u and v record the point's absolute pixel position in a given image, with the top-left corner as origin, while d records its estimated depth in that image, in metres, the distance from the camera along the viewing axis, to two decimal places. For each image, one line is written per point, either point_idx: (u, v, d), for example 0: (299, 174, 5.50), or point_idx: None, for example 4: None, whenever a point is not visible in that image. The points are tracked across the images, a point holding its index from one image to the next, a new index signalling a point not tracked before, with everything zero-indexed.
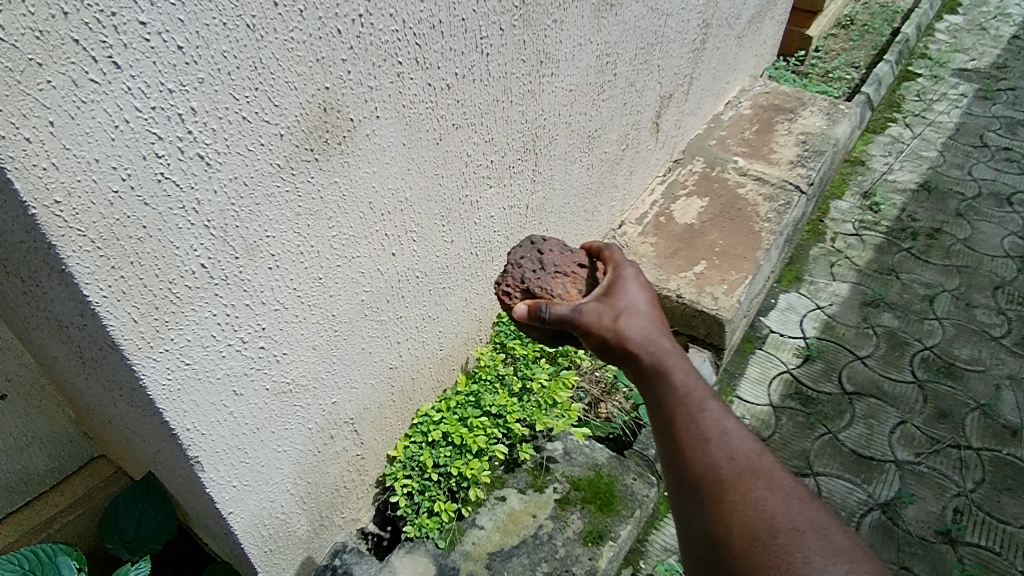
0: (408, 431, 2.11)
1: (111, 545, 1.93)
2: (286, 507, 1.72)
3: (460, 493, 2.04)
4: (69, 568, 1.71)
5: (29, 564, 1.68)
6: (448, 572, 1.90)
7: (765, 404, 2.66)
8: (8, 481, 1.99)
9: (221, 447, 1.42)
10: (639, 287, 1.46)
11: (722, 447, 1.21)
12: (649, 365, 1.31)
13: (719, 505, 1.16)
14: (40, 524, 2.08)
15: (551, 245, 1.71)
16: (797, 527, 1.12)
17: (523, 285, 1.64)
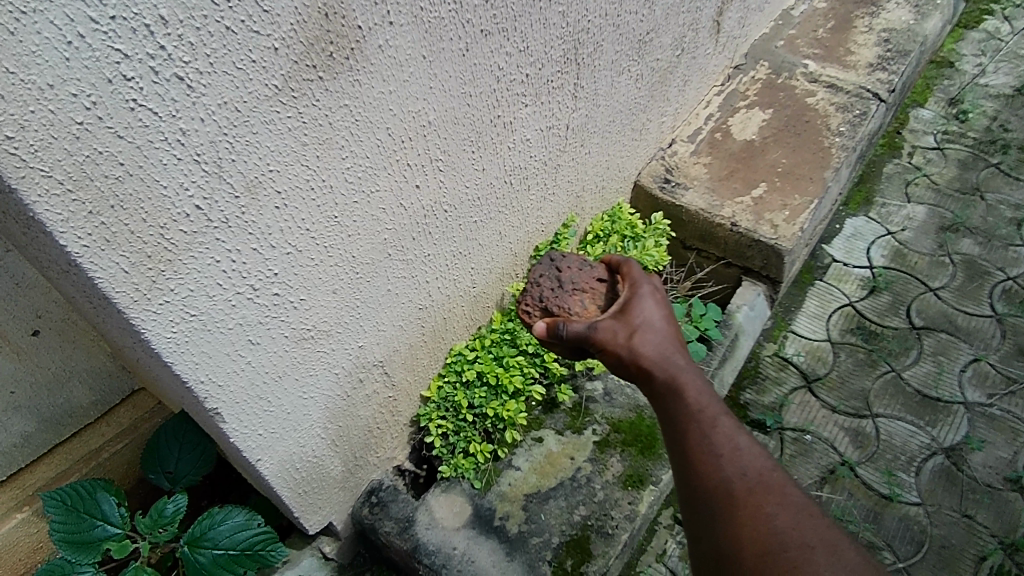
0: (442, 371, 2.04)
1: (153, 475, 1.96)
2: (318, 450, 1.67)
3: (496, 434, 2.00)
4: (108, 502, 1.77)
5: (70, 500, 1.72)
6: (484, 512, 1.88)
7: (823, 340, 2.47)
8: (51, 413, 2.00)
9: (242, 397, 1.34)
10: (656, 303, 1.42)
11: (734, 464, 1.21)
12: (663, 382, 1.29)
13: (731, 519, 1.17)
14: (89, 453, 2.13)
15: (571, 260, 1.74)
16: (808, 544, 1.13)
17: (542, 304, 1.69)
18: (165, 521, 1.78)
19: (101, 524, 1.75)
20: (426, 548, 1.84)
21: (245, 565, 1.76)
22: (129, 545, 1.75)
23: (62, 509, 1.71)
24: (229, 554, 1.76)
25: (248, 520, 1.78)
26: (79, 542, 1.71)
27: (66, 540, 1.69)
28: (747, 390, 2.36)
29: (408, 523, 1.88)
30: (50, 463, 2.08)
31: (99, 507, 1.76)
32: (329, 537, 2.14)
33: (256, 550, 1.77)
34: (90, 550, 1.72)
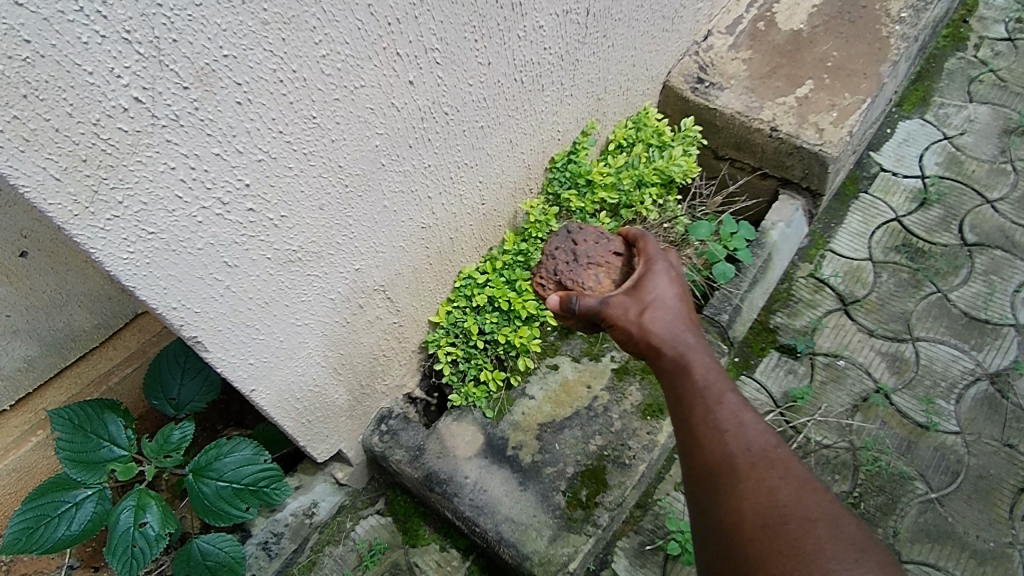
0: (450, 296, 1.89)
1: (156, 401, 1.85)
2: (319, 379, 1.56)
3: (509, 361, 1.90)
4: (115, 425, 1.69)
5: (77, 418, 1.64)
6: (497, 442, 1.81)
7: (864, 259, 2.29)
8: (53, 337, 1.90)
9: (224, 325, 1.18)
10: (670, 280, 1.35)
11: (738, 439, 1.13)
12: (670, 360, 1.22)
13: (730, 494, 1.09)
14: (97, 378, 2.08)
15: (588, 232, 1.60)
16: (809, 516, 1.05)
17: (557, 277, 1.59)
18: (171, 447, 1.68)
19: (107, 446, 1.67)
20: (438, 477, 1.77)
21: (248, 500, 1.71)
22: (135, 467, 1.66)
23: (68, 426, 1.63)
24: (233, 487, 1.70)
25: (255, 455, 1.72)
26: (85, 461, 1.63)
27: (72, 458, 1.62)
28: (778, 313, 2.23)
29: (418, 451, 1.81)
30: (61, 386, 2.04)
31: (105, 429, 1.68)
32: (342, 463, 2.11)
33: (260, 486, 1.72)
34: (95, 470, 1.64)
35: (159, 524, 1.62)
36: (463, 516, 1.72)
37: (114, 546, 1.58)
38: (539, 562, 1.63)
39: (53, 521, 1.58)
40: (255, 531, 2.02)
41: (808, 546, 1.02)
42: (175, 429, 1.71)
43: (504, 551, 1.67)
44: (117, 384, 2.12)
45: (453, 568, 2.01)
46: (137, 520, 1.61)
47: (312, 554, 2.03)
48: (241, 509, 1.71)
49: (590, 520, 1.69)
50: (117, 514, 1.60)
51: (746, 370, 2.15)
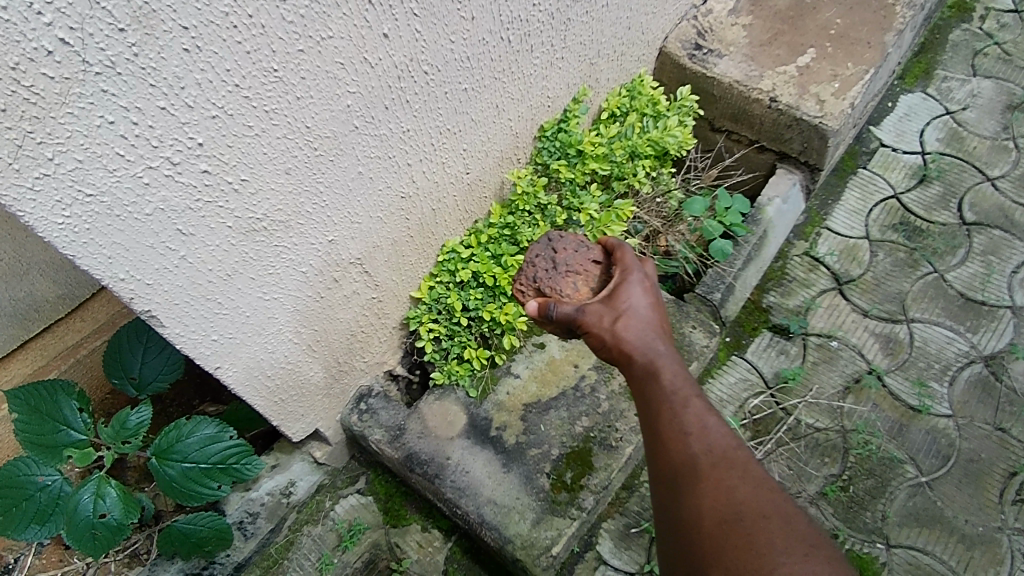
0: (433, 271, 1.80)
1: (117, 380, 1.77)
2: (292, 356, 1.47)
3: (494, 339, 1.83)
4: (71, 407, 1.58)
5: (34, 400, 1.53)
6: (480, 422, 1.75)
7: (860, 237, 2.24)
8: (15, 308, 1.79)
9: (182, 299, 1.09)
10: (646, 290, 1.35)
11: (701, 439, 1.11)
12: (641, 368, 1.21)
13: (690, 492, 1.07)
14: (66, 350, 1.98)
15: (567, 236, 1.51)
16: (764, 512, 1.02)
17: (535, 283, 1.48)
18: (128, 432, 1.57)
19: (66, 428, 1.57)
20: (418, 457, 1.71)
21: (219, 479, 1.63)
22: (92, 453, 1.57)
23: (25, 410, 1.52)
24: (200, 467, 1.62)
25: (219, 432, 1.63)
26: (44, 446, 1.53)
27: (31, 443, 1.52)
28: (771, 292, 2.18)
29: (398, 431, 1.75)
30: (27, 358, 1.94)
31: (61, 412, 1.57)
32: (320, 442, 2.04)
33: (229, 464, 1.64)
34: (55, 454, 1.55)
35: (122, 512, 1.55)
36: (444, 498, 1.67)
37: (75, 534, 1.52)
38: (521, 546, 1.59)
39: (18, 510, 1.50)
40: (229, 511, 1.96)
41: (761, 541, 0.98)
42: (131, 413, 1.59)
43: (485, 535, 1.62)
44: (86, 357, 2.01)
45: (435, 548, 1.97)
46: (97, 509, 1.54)
47: (290, 534, 1.97)
48: (213, 487, 1.63)
49: (574, 503, 1.64)
50: (76, 501, 1.53)
51: (737, 350, 2.12)
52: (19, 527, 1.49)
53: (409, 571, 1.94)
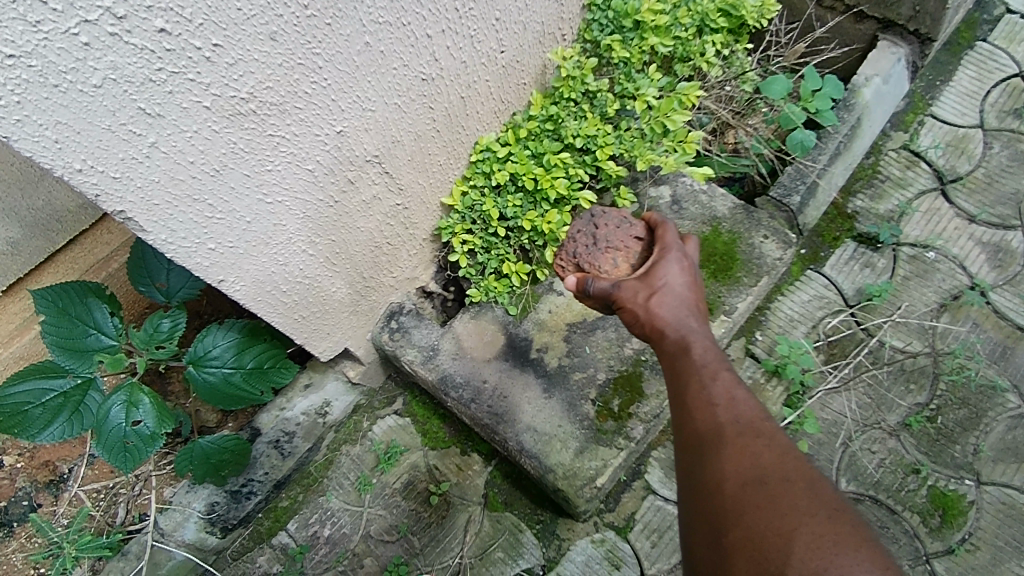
0: (466, 174, 1.59)
1: (143, 288, 1.50)
2: (309, 270, 1.32)
3: (535, 253, 1.63)
4: (102, 311, 1.45)
5: (61, 302, 1.42)
6: (519, 344, 1.60)
7: (973, 125, 1.99)
8: (35, 217, 1.69)
9: (159, 198, 0.93)
10: (683, 268, 1.22)
11: (729, 409, 0.99)
12: (671, 343, 1.10)
13: (711, 458, 0.94)
14: (98, 263, 1.91)
15: (609, 211, 1.39)
16: (790, 479, 0.88)
17: (573, 259, 1.39)
18: (162, 337, 1.42)
19: (95, 333, 1.44)
20: (453, 380, 1.57)
21: (259, 385, 1.48)
22: (124, 360, 1.41)
23: (53, 311, 1.41)
24: (239, 373, 1.46)
25: (253, 335, 1.48)
26: (70, 350, 1.41)
27: (56, 344, 1.40)
28: (860, 195, 1.97)
29: (432, 352, 1.61)
30: (59, 272, 1.86)
31: (91, 316, 1.44)
32: (352, 362, 1.92)
33: (267, 369, 1.49)
34: (84, 359, 1.43)
35: (155, 422, 1.43)
36: (480, 423, 1.54)
37: (105, 442, 1.39)
38: (564, 476, 1.46)
39: (40, 409, 1.37)
40: (265, 430, 1.91)
41: (784, 506, 0.85)
42: (166, 316, 1.43)
43: (525, 462, 1.50)
44: (119, 270, 1.94)
45: (474, 472, 1.87)
46: (130, 417, 1.41)
47: (329, 453, 1.92)
48: (253, 393, 1.48)
49: (622, 433, 1.49)
50: (107, 407, 1.40)
51: (814, 264, 1.92)
52: (41, 426, 1.36)
53: (448, 495, 1.85)
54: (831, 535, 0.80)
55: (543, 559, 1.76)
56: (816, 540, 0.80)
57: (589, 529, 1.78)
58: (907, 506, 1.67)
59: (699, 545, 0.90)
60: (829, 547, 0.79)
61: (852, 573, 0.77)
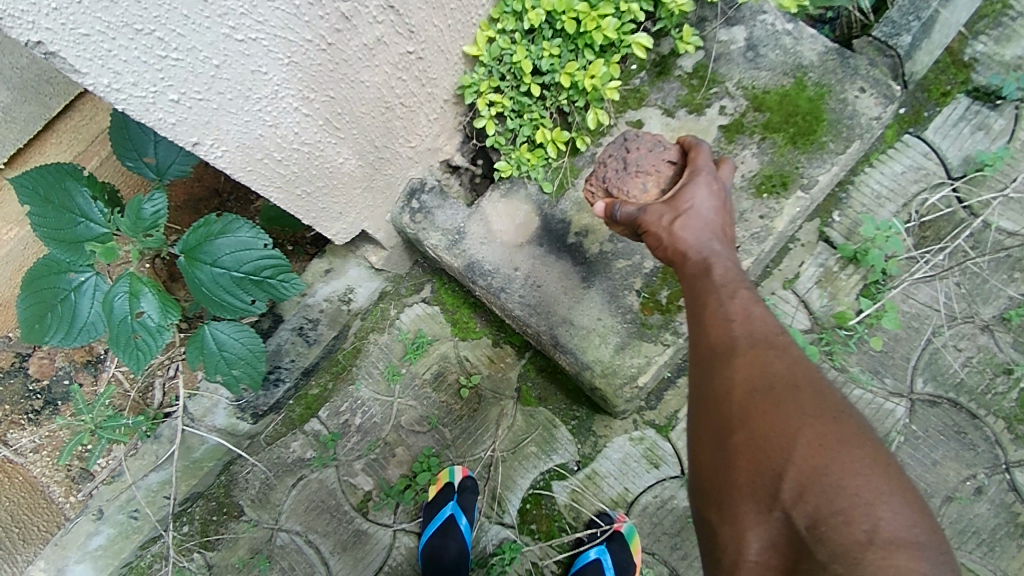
0: (493, 15, 1.32)
1: (131, 164, 1.33)
2: (306, 134, 1.11)
3: (575, 117, 1.39)
4: (86, 197, 1.27)
5: (40, 186, 1.24)
6: (555, 227, 1.39)
7: None
8: (22, 77, 1.53)
9: (87, 25, 0.77)
10: (713, 189, 1.05)
11: (746, 323, 0.91)
12: (692, 265, 0.99)
13: (721, 367, 0.88)
14: (102, 132, 1.72)
15: (642, 133, 1.15)
16: (800, 386, 0.83)
17: (603, 185, 1.15)
18: (145, 224, 1.24)
19: (85, 220, 1.28)
20: (481, 267, 1.40)
21: (252, 292, 1.32)
22: (117, 248, 1.26)
23: (35, 200, 1.24)
24: (232, 275, 1.30)
25: (252, 237, 1.28)
26: (63, 242, 1.26)
27: (47, 235, 1.25)
28: (983, 38, 1.59)
29: (457, 236, 1.42)
30: (62, 142, 1.70)
31: (75, 202, 1.27)
32: (374, 246, 1.74)
33: (264, 277, 1.32)
34: (78, 251, 1.27)
35: (160, 312, 1.29)
36: (512, 314, 1.38)
37: (116, 337, 1.28)
38: (601, 374, 1.31)
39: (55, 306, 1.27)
40: (287, 317, 1.79)
41: (790, 411, 0.81)
42: (148, 198, 1.24)
43: (559, 359, 1.36)
44: None
45: (507, 364, 1.75)
46: (133, 308, 1.28)
47: (357, 341, 1.83)
48: (244, 302, 1.33)
49: (669, 328, 1.32)
50: (109, 299, 1.27)
51: (914, 126, 1.60)
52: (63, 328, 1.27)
53: (480, 388, 1.75)
54: (836, 435, 0.78)
55: (577, 455, 1.67)
56: (820, 438, 0.77)
57: (627, 427, 1.67)
58: (992, 411, 1.49)
59: (705, 454, 0.87)
60: (831, 445, 0.77)
61: (853, 468, 0.75)
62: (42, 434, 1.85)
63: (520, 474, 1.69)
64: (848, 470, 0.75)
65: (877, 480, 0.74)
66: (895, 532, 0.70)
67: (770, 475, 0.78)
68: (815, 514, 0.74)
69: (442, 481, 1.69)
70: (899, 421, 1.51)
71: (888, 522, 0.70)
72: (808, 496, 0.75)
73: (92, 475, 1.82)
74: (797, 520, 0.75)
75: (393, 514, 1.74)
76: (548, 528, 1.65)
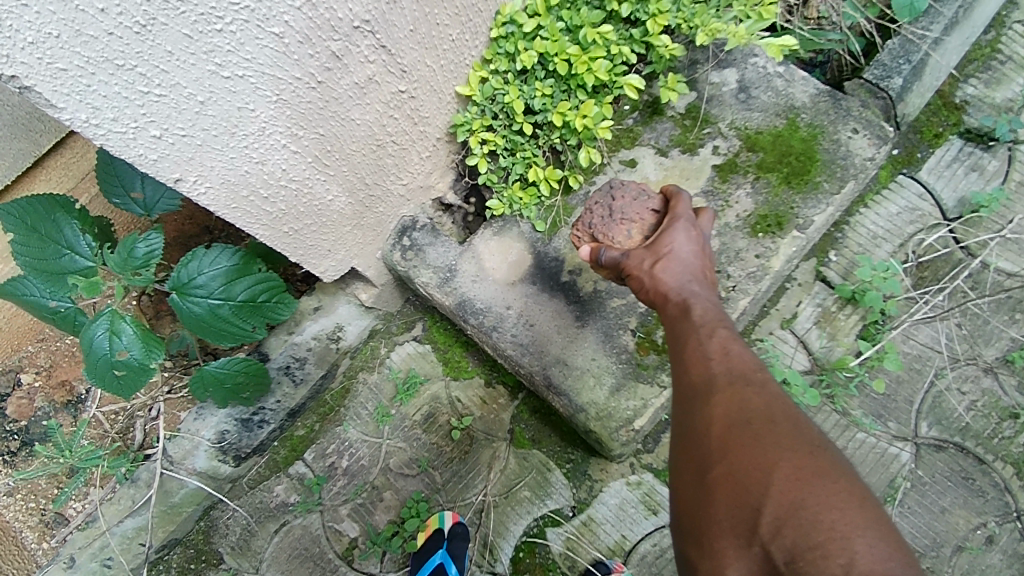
0: (485, 56, 1.32)
1: (117, 200, 1.31)
2: (294, 171, 1.09)
3: (568, 156, 1.39)
4: (72, 228, 1.24)
5: (28, 216, 1.21)
6: (548, 266, 1.37)
7: None
8: (13, 114, 1.52)
9: (68, 62, 0.76)
10: (694, 236, 1.03)
11: (724, 357, 0.87)
12: (673, 306, 0.96)
13: (698, 403, 0.85)
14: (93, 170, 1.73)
15: (627, 181, 1.14)
16: (776, 419, 0.79)
17: (589, 230, 1.13)
18: (136, 261, 1.22)
19: (70, 252, 1.24)
20: (472, 306, 1.36)
21: (252, 318, 1.30)
22: (102, 284, 1.22)
23: (21, 229, 1.21)
24: (231, 304, 1.28)
25: (243, 264, 1.26)
26: (45, 273, 1.23)
27: (29, 265, 1.22)
28: (972, 81, 1.61)
29: (449, 273, 1.39)
30: (52, 179, 1.69)
31: (61, 234, 1.23)
32: (365, 284, 1.71)
33: (260, 300, 1.30)
34: (60, 284, 1.24)
35: (142, 352, 1.26)
36: (504, 354, 1.35)
37: (92, 370, 1.25)
38: (596, 417, 1.26)
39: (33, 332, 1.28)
40: (274, 355, 1.73)
41: (767, 444, 0.77)
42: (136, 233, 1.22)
43: (552, 400, 1.31)
44: None
45: (500, 405, 1.71)
46: (114, 347, 1.24)
47: (346, 380, 1.78)
48: (246, 330, 1.31)
49: (665, 369, 1.28)
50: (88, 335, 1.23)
51: (908, 167, 1.60)
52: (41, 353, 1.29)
53: (471, 430, 1.69)
54: (812, 468, 0.73)
55: (572, 501, 1.61)
56: (796, 471, 0.73)
57: (624, 471, 1.61)
58: (999, 456, 1.44)
59: (684, 495, 0.82)
60: (810, 478, 0.73)
61: (830, 502, 0.70)
62: (15, 476, 1.78)
63: (513, 520, 1.62)
64: (827, 505, 0.70)
65: (854, 513, 0.69)
66: (873, 565, 0.65)
67: (747, 508, 0.74)
68: (793, 548, 0.69)
69: (431, 527, 1.61)
70: (905, 466, 1.46)
71: (864, 555, 0.66)
72: (785, 530, 0.70)
73: (66, 520, 1.74)
74: (774, 555, 0.70)
75: (379, 563, 1.66)
76: None
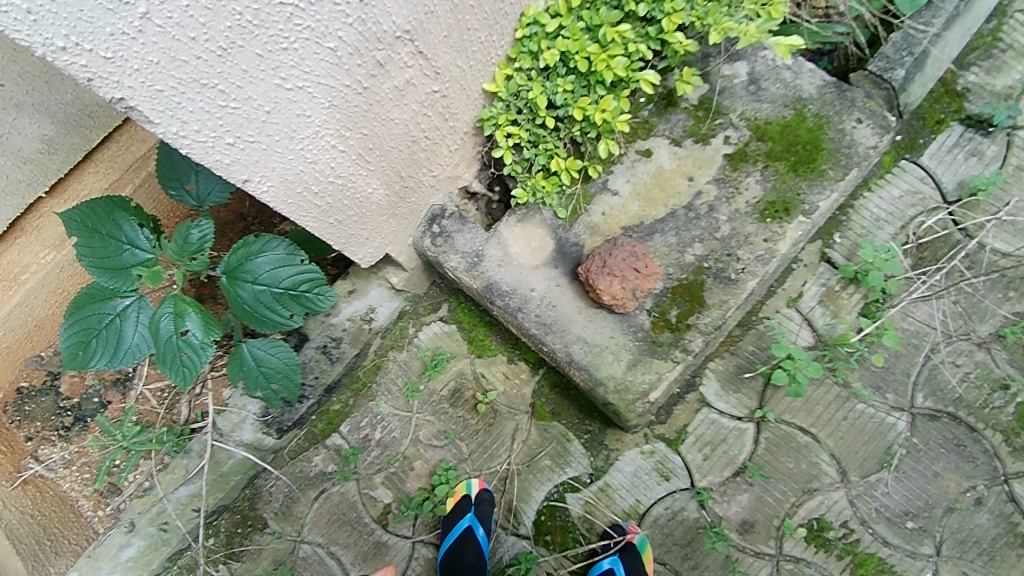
0: (510, 54, 1.41)
1: (173, 193, 1.42)
2: (341, 168, 1.20)
3: (587, 147, 1.48)
4: (132, 225, 1.35)
5: (88, 218, 1.32)
6: (570, 250, 1.48)
7: None
8: (66, 113, 1.61)
9: (163, 83, 0.88)
10: None
11: None
12: None
13: None
14: (135, 162, 1.83)
15: (625, 243, 1.39)
16: None
17: None
18: (192, 247, 1.33)
19: (130, 248, 1.35)
20: (499, 289, 1.47)
21: (290, 306, 1.40)
22: (163, 273, 1.35)
23: (82, 231, 1.32)
24: (273, 292, 1.39)
25: (290, 255, 1.37)
26: (109, 269, 1.33)
27: (92, 264, 1.32)
28: (974, 69, 1.68)
29: (476, 258, 1.50)
30: (98, 171, 1.80)
31: (121, 231, 1.35)
32: (395, 268, 1.82)
33: (302, 292, 1.40)
34: (124, 277, 1.35)
35: (203, 331, 1.36)
36: (528, 333, 1.46)
37: (161, 356, 1.35)
38: (614, 389, 1.38)
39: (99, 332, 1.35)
40: (311, 335, 1.87)
41: None
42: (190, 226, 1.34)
43: (573, 375, 1.43)
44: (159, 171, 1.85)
45: (522, 380, 1.83)
46: (179, 327, 1.35)
47: (377, 358, 1.90)
48: (284, 317, 1.41)
49: (679, 345, 1.39)
50: (155, 320, 1.35)
51: (910, 152, 1.68)
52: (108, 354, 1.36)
53: (496, 404, 1.82)
54: None
55: (590, 468, 1.73)
56: None
57: (638, 440, 1.71)
58: (989, 424, 1.55)
59: None
60: None
61: None
62: (72, 449, 1.92)
63: (535, 486, 1.75)
64: None
65: None
66: None
67: None
68: None
69: (459, 493, 1.75)
70: (900, 434, 1.57)
71: None
72: None
73: (120, 489, 1.89)
74: None
75: (412, 525, 1.80)
76: (563, 539, 1.71)
